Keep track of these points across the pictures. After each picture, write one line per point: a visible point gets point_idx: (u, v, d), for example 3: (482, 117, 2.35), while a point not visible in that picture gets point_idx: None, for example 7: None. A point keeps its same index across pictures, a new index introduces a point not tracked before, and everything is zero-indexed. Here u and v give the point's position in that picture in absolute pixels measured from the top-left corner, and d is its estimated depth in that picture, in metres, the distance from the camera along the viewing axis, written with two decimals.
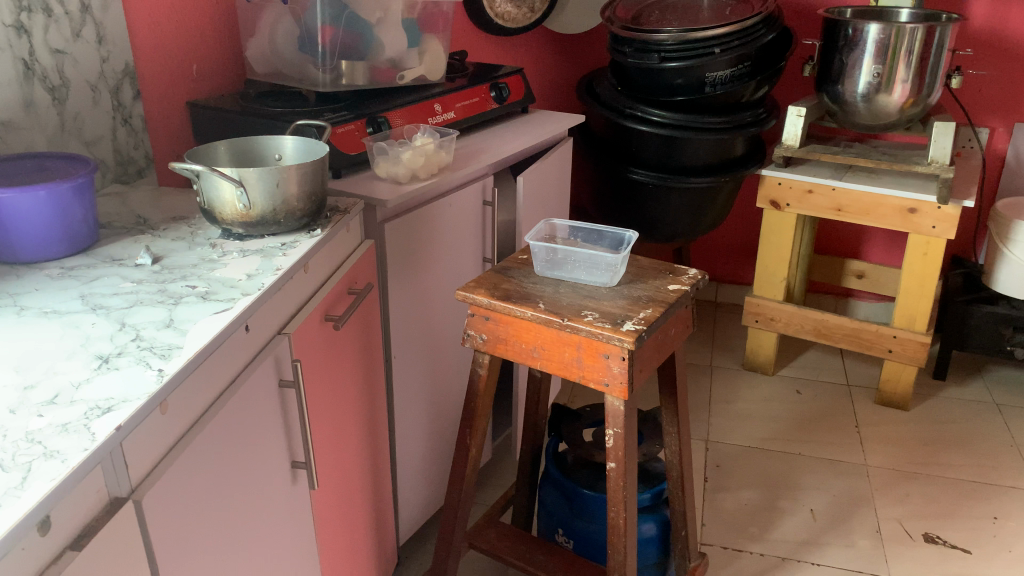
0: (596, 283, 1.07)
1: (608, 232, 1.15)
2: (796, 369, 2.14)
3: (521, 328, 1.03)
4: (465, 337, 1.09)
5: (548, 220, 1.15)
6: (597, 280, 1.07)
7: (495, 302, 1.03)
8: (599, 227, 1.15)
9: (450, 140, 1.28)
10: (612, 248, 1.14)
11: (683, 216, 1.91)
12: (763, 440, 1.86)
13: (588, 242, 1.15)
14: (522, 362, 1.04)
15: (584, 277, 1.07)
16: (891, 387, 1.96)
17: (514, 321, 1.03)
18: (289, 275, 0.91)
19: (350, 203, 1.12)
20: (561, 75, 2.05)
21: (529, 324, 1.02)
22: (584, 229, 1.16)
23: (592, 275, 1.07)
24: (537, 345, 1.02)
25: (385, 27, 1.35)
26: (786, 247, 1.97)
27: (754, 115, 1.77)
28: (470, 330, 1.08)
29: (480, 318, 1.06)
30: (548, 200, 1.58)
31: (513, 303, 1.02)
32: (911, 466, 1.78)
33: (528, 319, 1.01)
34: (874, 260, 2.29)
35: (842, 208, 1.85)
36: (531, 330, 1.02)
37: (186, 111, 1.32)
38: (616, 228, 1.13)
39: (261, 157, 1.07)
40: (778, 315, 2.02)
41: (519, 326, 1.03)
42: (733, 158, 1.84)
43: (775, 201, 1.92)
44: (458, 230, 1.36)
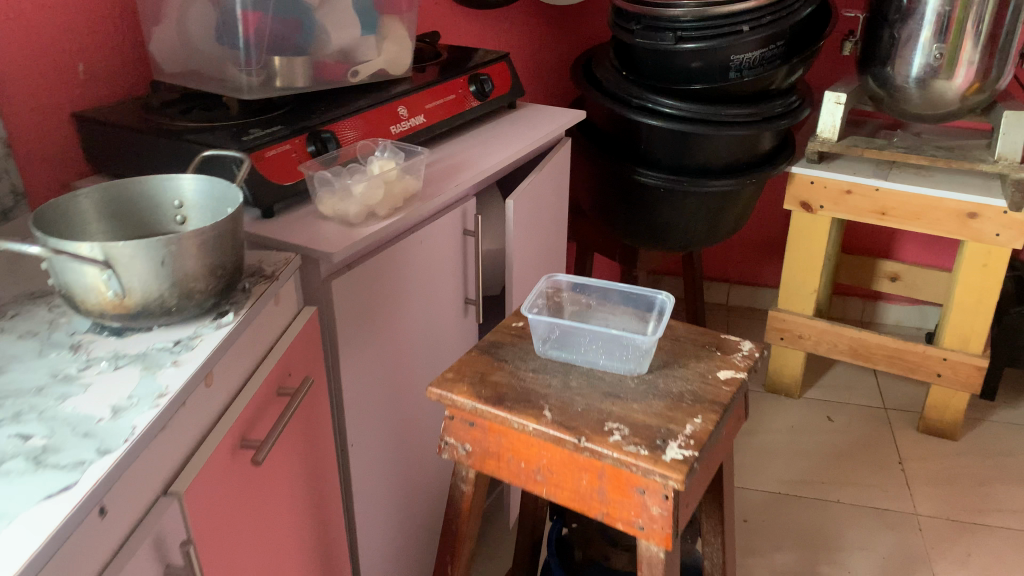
0: (619, 370, 0.78)
1: (633, 292, 0.86)
2: (825, 390, 1.88)
3: (521, 445, 0.75)
4: (442, 446, 0.80)
5: (551, 276, 0.87)
6: (620, 367, 0.78)
7: (485, 408, 0.74)
8: (622, 287, 0.86)
9: (419, 162, 0.99)
10: (639, 314, 0.86)
11: (698, 224, 1.62)
12: (795, 484, 1.60)
13: (603, 307, 0.87)
14: (521, 486, 0.76)
15: (602, 362, 0.79)
16: (937, 415, 1.71)
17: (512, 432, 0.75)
18: (179, 402, 0.62)
19: (280, 262, 0.82)
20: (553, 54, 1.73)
21: (529, 439, 0.74)
22: (602, 288, 0.87)
23: (613, 359, 0.79)
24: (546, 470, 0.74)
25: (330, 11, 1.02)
26: (818, 254, 1.69)
27: (785, 104, 1.47)
28: (449, 437, 0.79)
29: (463, 425, 0.78)
30: (545, 219, 1.29)
31: (508, 410, 0.73)
32: (968, 515, 1.53)
33: (528, 433, 0.73)
34: (907, 260, 2.02)
35: (886, 212, 1.57)
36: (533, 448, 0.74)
37: (70, 126, 1.00)
38: (646, 288, 0.85)
39: (154, 220, 0.79)
40: (806, 332, 1.75)
41: (518, 442, 0.75)
42: (759, 155, 1.55)
43: (805, 202, 1.64)
44: (433, 272, 1.07)
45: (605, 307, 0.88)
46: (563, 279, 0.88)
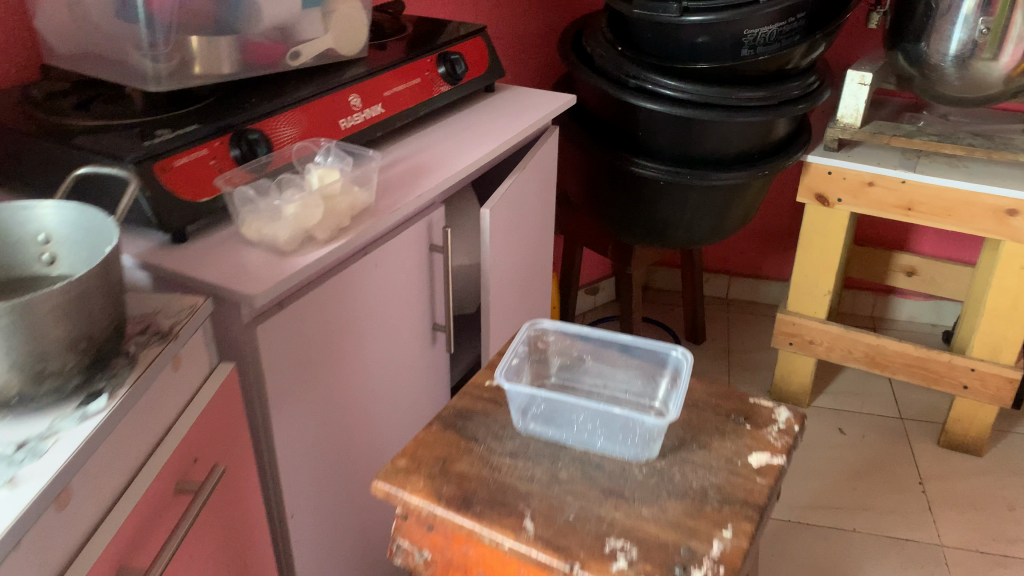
0: (624, 455, 0.61)
1: (637, 346, 0.69)
2: (836, 397, 1.72)
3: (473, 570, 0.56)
4: (393, 551, 0.61)
5: (533, 325, 0.69)
6: (625, 451, 0.61)
7: (446, 515, 0.56)
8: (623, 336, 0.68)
9: (371, 170, 0.80)
10: (645, 374, 0.69)
11: (702, 220, 1.44)
12: (805, 508, 1.44)
13: (601, 362, 0.70)
14: None
15: (602, 445, 0.62)
16: (961, 429, 1.55)
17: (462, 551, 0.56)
18: (4, 550, 0.43)
19: (183, 311, 0.64)
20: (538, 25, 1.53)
21: (504, 555, 0.56)
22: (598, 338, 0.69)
23: (614, 441, 0.61)
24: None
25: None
26: (833, 252, 1.51)
27: (803, 86, 1.28)
28: (401, 541, 0.61)
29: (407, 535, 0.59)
30: (528, 225, 1.10)
31: (476, 519, 0.55)
32: (996, 546, 1.38)
33: (503, 550, 0.55)
34: (925, 252, 1.85)
35: (913, 207, 1.40)
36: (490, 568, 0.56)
37: None
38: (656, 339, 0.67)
39: (8, 262, 0.59)
40: (818, 337, 1.58)
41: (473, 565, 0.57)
42: (771, 143, 1.36)
43: (821, 195, 1.46)
44: (392, 299, 0.88)
45: (602, 363, 0.70)
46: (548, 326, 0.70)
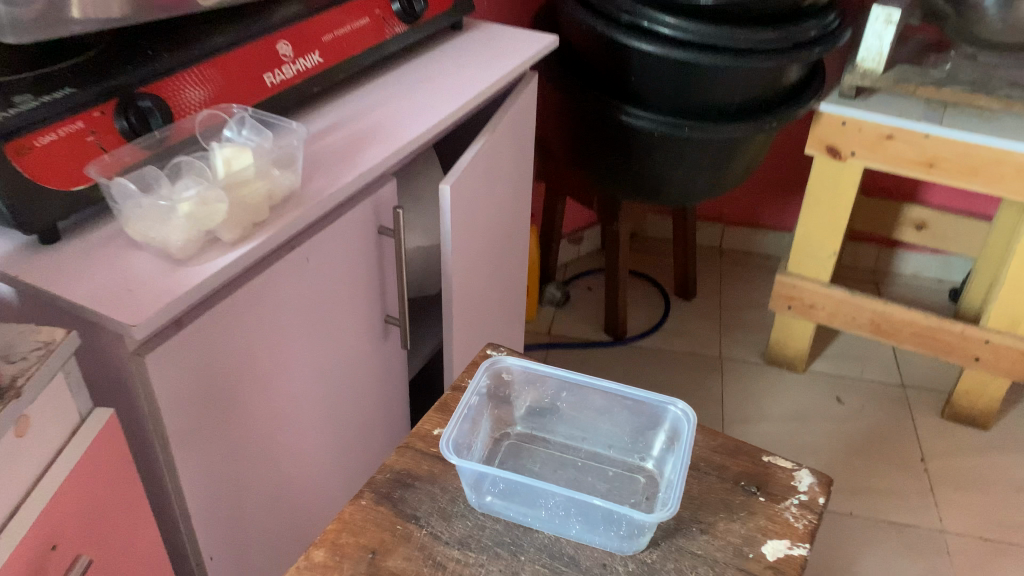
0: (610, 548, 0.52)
1: (621, 398, 0.64)
2: (834, 361, 1.60)
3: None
4: None
5: (495, 367, 0.64)
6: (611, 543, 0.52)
7: None
8: (605, 382, 0.63)
9: (293, 147, 0.64)
10: (632, 430, 0.65)
11: (699, 174, 1.28)
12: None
13: (580, 414, 0.66)
14: None
15: (582, 534, 0.53)
16: (968, 402, 1.44)
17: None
18: None
19: (34, 354, 0.48)
20: None
21: None
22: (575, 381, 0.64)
23: (596, 532, 0.53)
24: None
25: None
26: (842, 210, 1.37)
27: (820, 26, 1.10)
28: None
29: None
30: (501, 194, 0.94)
31: None
32: (1001, 532, 1.29)
33: None
34: (936, 204, 1.71)
35: (935, 164, 1.24)
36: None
37: None
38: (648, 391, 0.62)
39: None
40: (820, 302, 1.45)
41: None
42: (783, 91, 1.19)
43: (833, 147, 1.30)
44: (329, 294, 0.74)
45: (583, 414, 0.66)
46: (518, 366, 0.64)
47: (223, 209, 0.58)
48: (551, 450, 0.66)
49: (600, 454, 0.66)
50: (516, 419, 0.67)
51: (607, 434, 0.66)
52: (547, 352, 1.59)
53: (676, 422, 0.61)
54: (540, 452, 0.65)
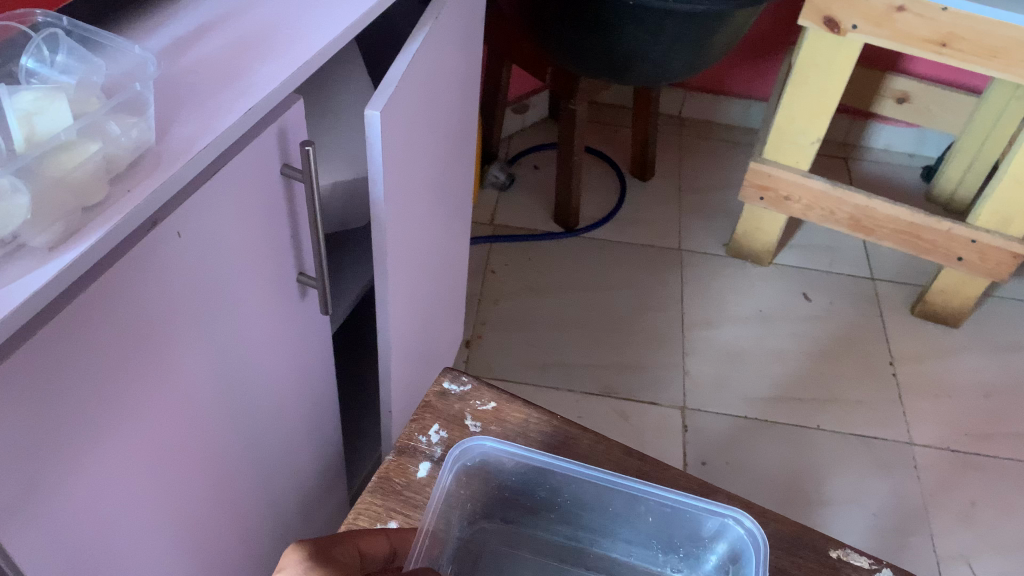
0: None
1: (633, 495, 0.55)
2: (801, 253, 1.48)
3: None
4: None
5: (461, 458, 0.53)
6: None
7: None
8: (634, 484, 0.54)
9: (138, 93, 0.43)
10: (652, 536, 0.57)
11: (677, 54, 1.07)
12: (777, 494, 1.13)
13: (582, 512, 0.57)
14: None
15: None
16: (941, 300, 1.35)
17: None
18: None
19: None
20: None
21: None
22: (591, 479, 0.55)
23: None
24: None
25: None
26: (833, 91, 1.19)
27: None
28: None
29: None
30: (447, 99, 0.73)
31: None
32: (970, 443, 1.22)
33: None
34: (919, 73, 1.54)
35: (949, 44, 1.06)
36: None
37: None
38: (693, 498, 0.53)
39: None
40: (796, 193, 1.30)
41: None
42: None
43: (831, 19, 1.10)
44: (220, 270, 0.53)
45: (585, 514, 0.57)
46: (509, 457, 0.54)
47: (26, 215, 0.37)
48: (547, 556, 0.57)
49: (610, 558, 0.58)
50: (495, 513, 0.58)
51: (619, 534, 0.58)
52: (490, 245, 1.42)
53: (737, 543, 0.53)
54: (530, 557, 0.57)
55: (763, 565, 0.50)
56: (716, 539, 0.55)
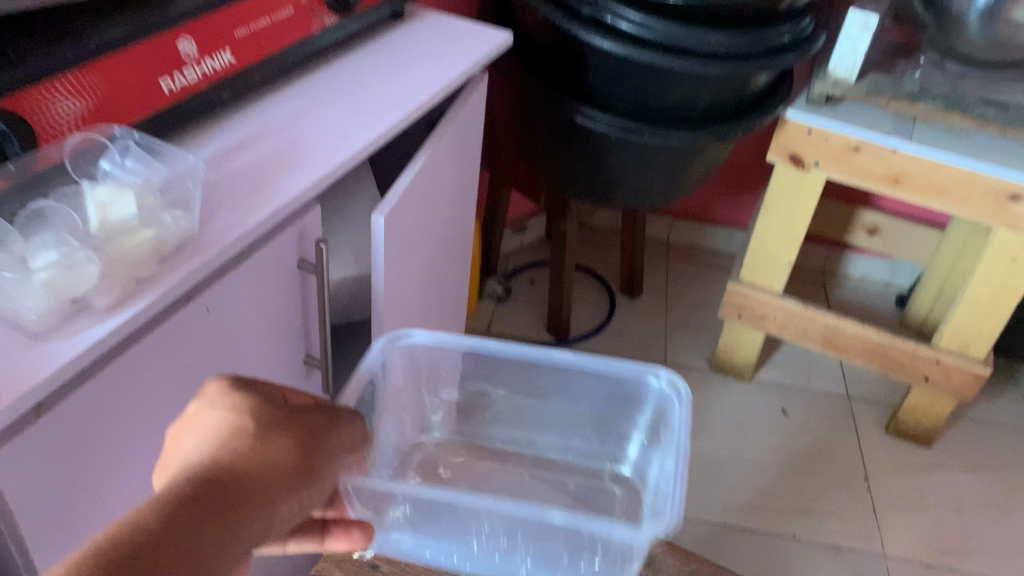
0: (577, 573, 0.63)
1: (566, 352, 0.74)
2: (780, 371, 1.56)
3: (111, 542, 0.37)
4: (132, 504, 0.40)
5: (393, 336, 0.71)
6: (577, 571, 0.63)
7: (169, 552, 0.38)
8: (559, 352, 0.74)
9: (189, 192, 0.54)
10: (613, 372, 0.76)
11: (655, 181, 1.20)
12: None
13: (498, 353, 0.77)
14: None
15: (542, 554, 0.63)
16: (912, 419, 1.41)
17: (162, 534, 0.39)
18: None
19: None
20: None
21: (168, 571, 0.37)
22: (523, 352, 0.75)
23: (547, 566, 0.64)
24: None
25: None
26: (801, 221, 1.30)
27: (793, 32, 1.02)
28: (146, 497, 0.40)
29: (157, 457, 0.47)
30: (445, 212, 0.84)
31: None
32: (941, 557, 1.26)
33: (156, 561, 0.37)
34: (888, 208, 1.67)
35: (901, 181, 1.18)
36: (202, 551, 0.39)
37: None
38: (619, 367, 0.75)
39: None
40: (772, 313, 1.40)
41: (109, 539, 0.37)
42: (749, 95, 1.11)
43: (796, 156, 1.23)
44: (237, 346, 0.62)
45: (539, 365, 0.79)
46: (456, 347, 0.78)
47: (93, 282, 0.47)
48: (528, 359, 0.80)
49: (544, 453, 0.90)
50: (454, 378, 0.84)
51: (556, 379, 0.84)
52: None
53: (659, 393, 0.73)
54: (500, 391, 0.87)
55: (682, 405, 0.69)
56: (646, 397, 0.76)
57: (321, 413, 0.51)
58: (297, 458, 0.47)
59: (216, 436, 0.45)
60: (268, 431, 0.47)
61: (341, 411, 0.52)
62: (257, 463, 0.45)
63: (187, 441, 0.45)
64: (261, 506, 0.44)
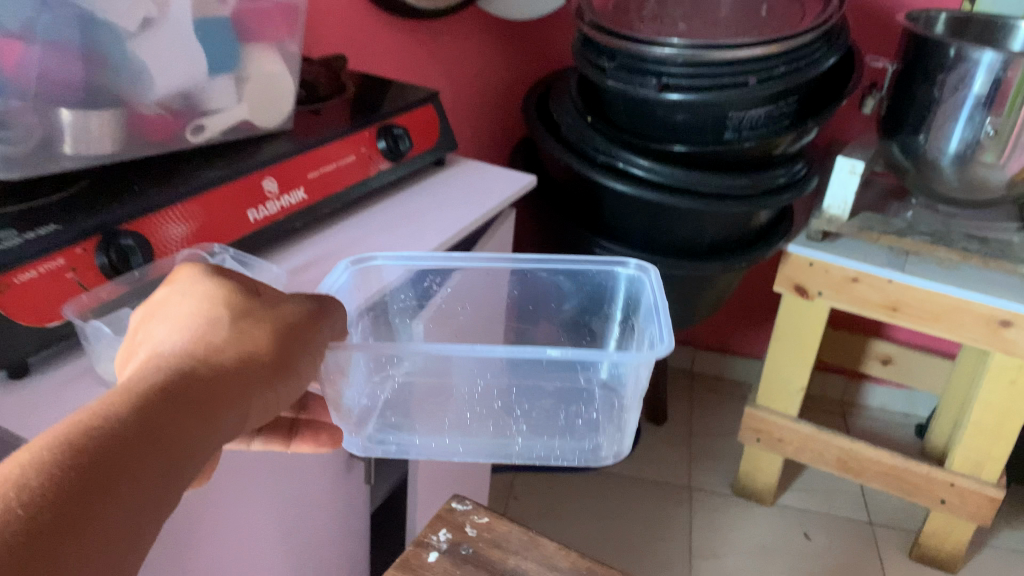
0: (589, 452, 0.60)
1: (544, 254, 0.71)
2: (802, 496, 1.60)
3: (92, 428, 0.38)
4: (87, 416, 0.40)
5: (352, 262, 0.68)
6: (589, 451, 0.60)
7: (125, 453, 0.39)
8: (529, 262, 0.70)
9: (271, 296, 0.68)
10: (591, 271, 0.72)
11: (669, 308, 1.31)
12: None
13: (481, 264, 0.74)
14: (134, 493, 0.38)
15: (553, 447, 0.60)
16: (934, 544, 1.44)
17: (136, 426, 0.40)
18: None
19: None
20: (486, 80, 1.45)
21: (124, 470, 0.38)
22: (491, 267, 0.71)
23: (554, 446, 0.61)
24: (77, 536, 0.35)
25: (168, 26, 0.69)
26: (809, 348, 1.40)
27: (789, 173, 1.15)
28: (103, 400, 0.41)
29: (132, 337, 0.49)
30: None
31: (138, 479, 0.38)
32: None
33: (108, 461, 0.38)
34: (901, 339, 1.75)
35: (898, 308, 1.27)
36: (179, 440, 0.41)
37: None
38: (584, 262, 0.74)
39: None
40: (788, 436, 1.46)
41: (87, 419, 0.39)
42: (753, 231, 1.23)
43: (801, 286, 1.34)
44: None
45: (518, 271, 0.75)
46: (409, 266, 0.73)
47: None
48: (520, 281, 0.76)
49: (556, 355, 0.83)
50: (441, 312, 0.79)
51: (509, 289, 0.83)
52: (514, 474, 1.59)
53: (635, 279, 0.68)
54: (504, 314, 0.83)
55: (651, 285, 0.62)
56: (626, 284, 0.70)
57: (303, 306, 0.52)
58: (278, 354, 0.48)
59: (193, 332, 0.47)
60: (238, 322, 0.48)
61: (327, 305, 0.53)
62: (231, 355, 0.46)
63: (161, 332, 0.47)
64: (239, 398, 0.45)
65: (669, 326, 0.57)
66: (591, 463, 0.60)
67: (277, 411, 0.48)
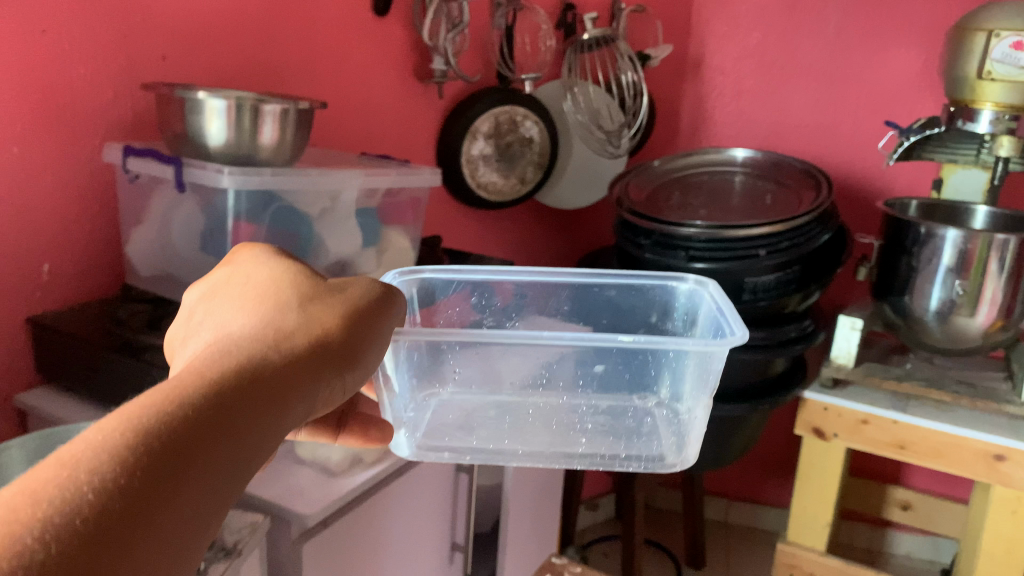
0: (654, 452, 0.72)
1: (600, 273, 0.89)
2: None
3: (171, 405, 0.40)
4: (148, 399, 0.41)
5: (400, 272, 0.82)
6: (655, 451, 0.72)
7: (192, 445, 0.39)
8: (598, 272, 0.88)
9: None
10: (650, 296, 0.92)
11: (705, 448, 1.51)
12: None
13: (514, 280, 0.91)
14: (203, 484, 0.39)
15: (621, 448, 0.72)
16: None
17: (202, 413, 0.41)
18: None
19: (245, 527, 0.70)
20: (538, 259, 1.74)
21: (189, 459, 0.39)
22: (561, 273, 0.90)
23: (628, 448, 0.72)
24: (163, 508, 0.36)
25: (338, 214, 0.98)
26: (831, 486, 1.57)
27: (799, 328, 1.40)
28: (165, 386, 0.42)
29: (191, 316, 0.54)
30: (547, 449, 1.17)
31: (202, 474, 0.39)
32: None
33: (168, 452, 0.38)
34: (918, 486, 1.90)
35: (905, 446, 1.45)
36: (247, 426, 0.43)
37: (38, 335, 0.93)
38: (645, 274, 0.89)
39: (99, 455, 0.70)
40: (819, 571, 1.60)
41: (167, 397, 0.41)
42: (772, 378, 1.45)
43: (818, 429, 1.53)
44: (420, 519, 0.93)
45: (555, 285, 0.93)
46: (460, 278, 0.89)
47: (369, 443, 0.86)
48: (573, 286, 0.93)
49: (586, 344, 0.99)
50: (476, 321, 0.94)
51: (562, 305, 0.97)
52: None
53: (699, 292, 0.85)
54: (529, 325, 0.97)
55: (729, 308, 0.74)
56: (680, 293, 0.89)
57: (363, 295, 0.56)
58: (344, 341, 0.52)
59: (260, 322, 0.51)
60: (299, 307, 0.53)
61: (386, 295, 0.58)
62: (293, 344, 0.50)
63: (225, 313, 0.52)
64: (305, 384, 0.48)
65: (740, 326, 0.68)
66: (656, 468, 0.70)
67: (343, 399, 0.52)
